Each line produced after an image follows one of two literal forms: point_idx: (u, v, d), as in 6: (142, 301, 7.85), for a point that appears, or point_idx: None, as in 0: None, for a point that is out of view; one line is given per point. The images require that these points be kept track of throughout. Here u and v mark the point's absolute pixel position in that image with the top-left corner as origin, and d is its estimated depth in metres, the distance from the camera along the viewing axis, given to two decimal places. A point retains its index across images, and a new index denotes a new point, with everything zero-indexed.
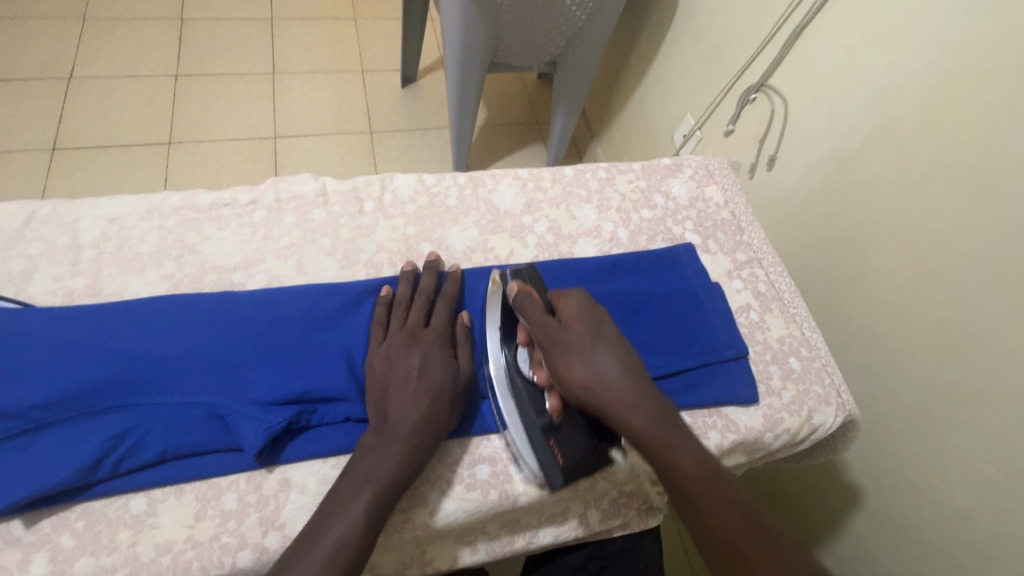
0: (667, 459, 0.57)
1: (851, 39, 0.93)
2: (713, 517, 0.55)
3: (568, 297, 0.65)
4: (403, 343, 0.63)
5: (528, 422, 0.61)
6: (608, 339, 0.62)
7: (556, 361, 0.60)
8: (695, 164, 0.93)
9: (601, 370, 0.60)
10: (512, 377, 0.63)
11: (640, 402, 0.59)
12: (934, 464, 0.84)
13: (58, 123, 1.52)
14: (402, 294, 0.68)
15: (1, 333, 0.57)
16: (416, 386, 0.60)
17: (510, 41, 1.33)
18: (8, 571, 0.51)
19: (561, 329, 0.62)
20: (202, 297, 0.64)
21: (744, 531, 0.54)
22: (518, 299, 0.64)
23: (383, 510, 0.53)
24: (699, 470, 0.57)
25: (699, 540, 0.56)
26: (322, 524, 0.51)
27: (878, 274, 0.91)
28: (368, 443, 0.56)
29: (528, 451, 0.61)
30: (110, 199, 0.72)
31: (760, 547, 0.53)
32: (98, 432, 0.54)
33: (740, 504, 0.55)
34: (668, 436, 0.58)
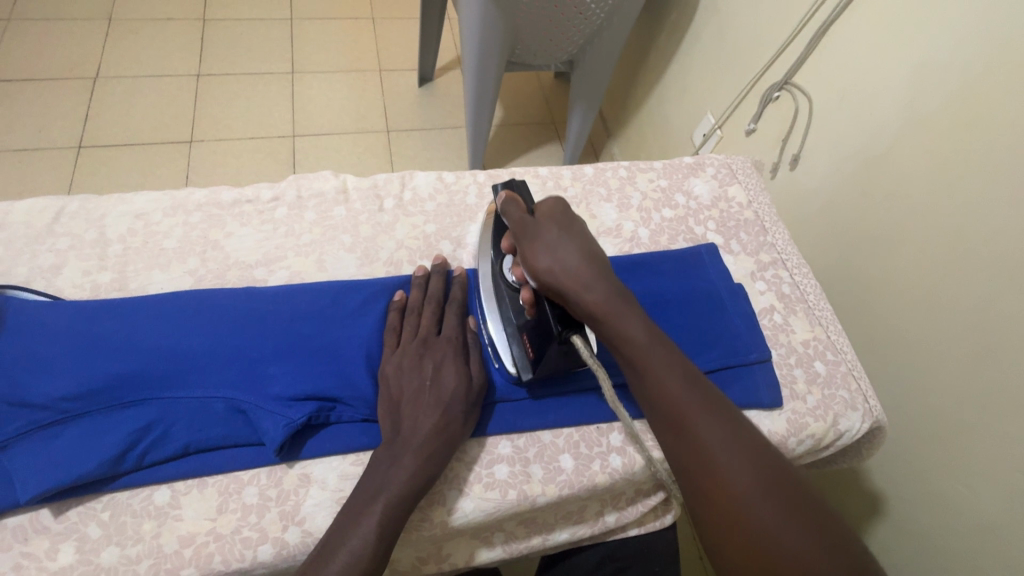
0: (621, 334, 0.57)
1: (881, 36, 0.91)
2: (660, 385, 0.54)
3: (544, 200, 0.66)
4: (417, 351, 0.63)
5: (507, 319, 0.66)
6: (577, 232, 0.62)
7: (523, 248, 0.61)
8: (718, 163, 0.92)
9: (564, 255, 0.59)
10: (496, 284, 0.68)
11: (598, 280, 0.58)
12: (961, 472, 0.81)
13: (83, 121, 1.56)
14: (415, 301, 0.68)
15: (33, 325, 0.59)
16: (429, 396, 0.59)
17: (526, 39, 1.32)
18: (35, 559, 0.51)
19: (532, 222, 0.63)
20: (225, 294, 0.65)
21: (689, 395, 0.53)
22: (501, 202, 0.66)
23: (398, 521, 0.52)
24: (651, 343, 0.56)
25: (649, 413, 0.55)
26: (337, 538, 0.50)
27: (906, 276, 0.88)
28: (382, 456, 0.56)
29: (504, 347, 0.66)
30: (136, 195, 0.73)
31: (706, 408, 0.52)
32: (124, 425, 0.55)
33: (689, 377, 0.54)
34: (622, 311, 0.57)
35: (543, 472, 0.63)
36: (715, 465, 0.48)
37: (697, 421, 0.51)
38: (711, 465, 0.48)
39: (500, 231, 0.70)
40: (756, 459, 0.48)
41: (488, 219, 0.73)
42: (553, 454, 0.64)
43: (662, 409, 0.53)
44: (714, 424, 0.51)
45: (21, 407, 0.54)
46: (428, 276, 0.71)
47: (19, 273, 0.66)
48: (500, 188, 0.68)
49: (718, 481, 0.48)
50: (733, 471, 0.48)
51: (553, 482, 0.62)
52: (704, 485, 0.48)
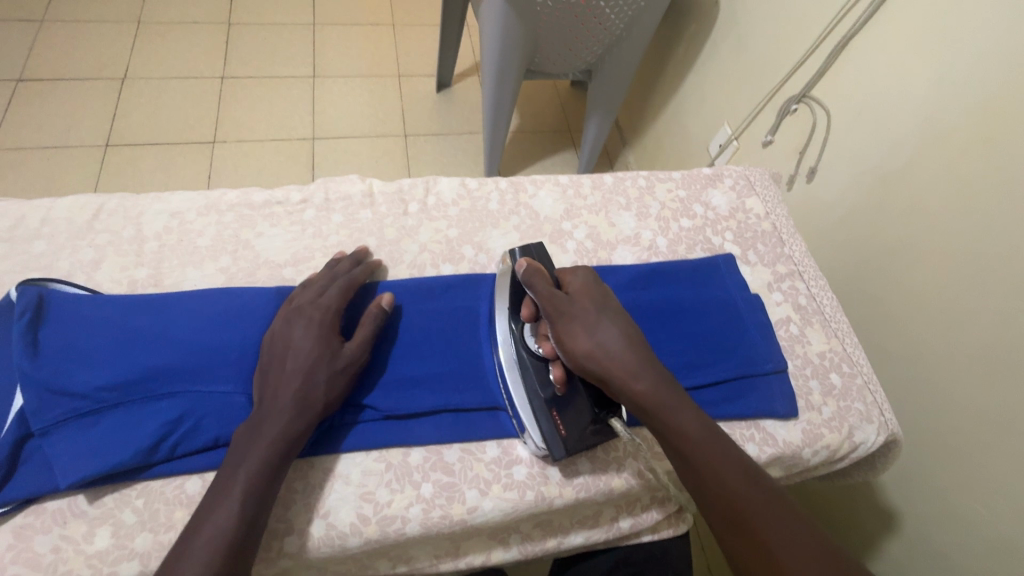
0: (669, 426, 0.57)
1: (901, 53, 0.92)
2: (715, 477, 0.54)
3: (574, 272, 0.66)
4: (290, 319, 0.62)
5: (532, 393, 0.62)
6: (613, 311, 0.63)
7: (561, 330, 0.61)
8: (736, 175, 0.93)
9: (603, 339, 0.60)
10: (518, 351, 0.64)
11: (641, 368, 0.59)
12: (979, 491, 0.81)
13: (111, 121, 1.60)
14: (313, 278, 0.67)
15: (74, 317, 0.61)
16: (290, 365, 0.58)
17: (546, 48, 1.34)
18: (74, 542, 0.54)
19: (566, 299, 0.63)
20: (256, 291, 0.67)
21: (747, 488, 0.53)
22: (523, 271, 0.66)
23: (260, 487, 0.52)
24: (704, 437, 0.56)
25: (701, 502, 0.55)
26: (205, 514, 0.50)
27: (923, 291, 0.88)
28: (241, 432, 0.55)
29: (532, 423, 0.62)
30: (172, 194, 0.76)
31: (764, 504, 0.52)
32: (156, 416, 0.57)
33: (744, 470, 0.55)
34: (668, 400, 0.58)
35: (561, 474, 0.64)
36: (782, 564, 0.49)
37: (758, 517, 0.51)
38: (776, 562, 0.49)
39: (517, 296, 0.68)
40: (821, 554, 0.49)
41: (501, 275, 0.70)
42: (570, 457, 0.65)
43: (719, 505, 0.53)
44: (774, 519, 0.51)
45: (59, 394, 0.56)
46: (342, 258, 0.71)
47: (61, 266, 0.69)
48: (520, 254, 0.68)
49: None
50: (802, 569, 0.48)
51: (571, 485, 0.63)
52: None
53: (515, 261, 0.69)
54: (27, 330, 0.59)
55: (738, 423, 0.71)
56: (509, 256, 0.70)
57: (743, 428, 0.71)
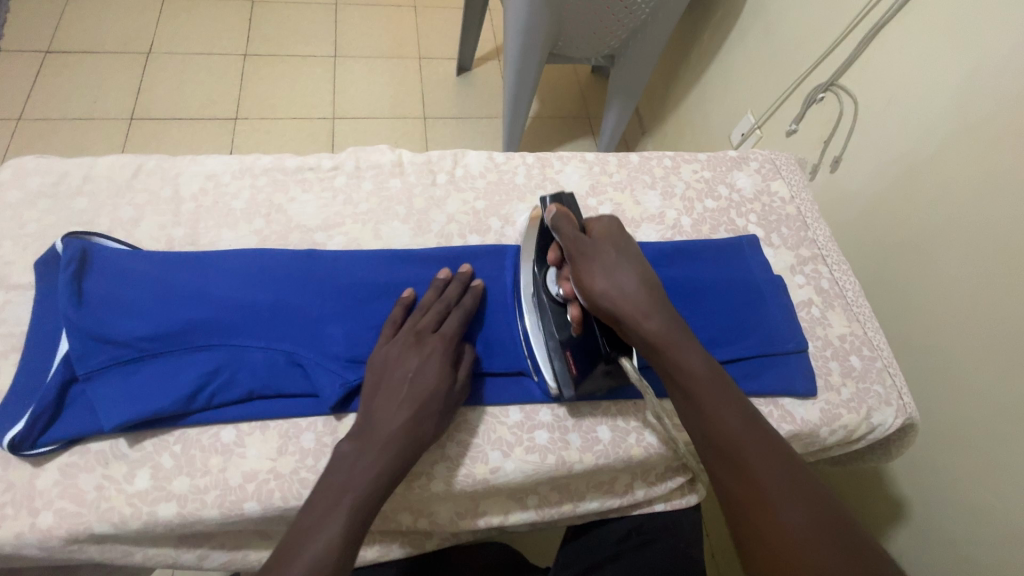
0: (678, 368, 0.58)
1: (935, 39, 0.90)
2: (717, 420, 0.55)
3: (599, 220, 0.66)
4: (407, 344, 0.61)
5: (547, 334, 0.63)
6: (634, 256, 0.64)
7: (579, 269, 0.61)
8: (762, 158, 0.93)
9: (622, 281, 0.60)
10: (536, 295, 0.66)
11: (657, 311, 0.60)
12: (991, 480, 0.81)
13: (136, 94, 1.62)
14: (426, 300, 0.66)
15: (116, 270, 0.63)
16: (405, 392, 0.58)
17: (570, 30, 1.34)
18: (116, 482, 0.56)
19: (588, 242, 0.63)
20: (289, 253, 0.69)
21: (746, 435, 0.53)
22: (551, 215, 0.66)
23: (366, 514, 0.51)
24: (710, 381, 0.57)
25: (701, 444, 0.56)
26: (314, 528, 0.49)
27: (945, 281, 0.88)
28: (347, 448, 0.54)
29: (544, 359, 0.64)
30: (207, 158, 0.78)
31: (762, 447, 0.53)
32: (195, 367, 0.59)
33: (745, 416, 0.55)
34: (681, 344, 0.59)
35: (581, 440, 0.65)
36: (770, 504, 0.49)
37: (754, 460, 0.52)
38: (766, 507, 0.49)
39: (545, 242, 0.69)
40: (817, 505, 0.49)
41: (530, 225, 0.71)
42: (591, 425, 0.67)
43: (719, 446, 0.54)
44: (771, 465, 0.51)
45: (103, 342, 0.59)
46: (449, 280, 0.68)
47: (101, 223, 0.71)
48: (551, 199, 0.68)
49: (769, 519, 0.49)
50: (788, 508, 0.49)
51: (592, 449, 0.65)
52: (755, 521, 0.49)
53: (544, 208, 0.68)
54: (73, 280, 0.61)
55: (757, 400, 0.72)
56: (540, 208, 0.70)
57: (761, 405, 0.71)
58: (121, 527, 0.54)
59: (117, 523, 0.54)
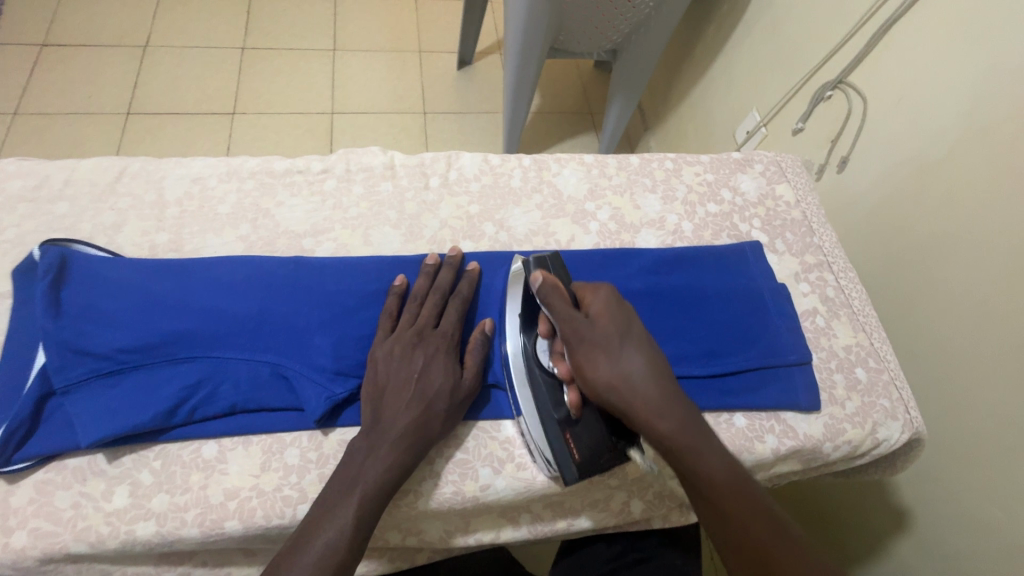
0: (695, 467, 0.53)
1: (947, 38, 0.87)
2: (742, 528, 0.51)
3: (595, 291, 0.60)
4: (410, 341, 0.61)
5: (544, 412, 0.59)
6: (638, 335, 0.58)
7: (580, 357, 0.57)
8: (766, 160, 0.90)
9: (627, 370, 0.56)
10: (529, 370, 0.61)
11: (665, 402, 0.55)
12: (998, 495, 0.78)
13: (133, 89, 1.60)
14: (421, 290, 0.65)
15: (95, 278, 0.61)
16: (413, 389, 0.58)
17: (571, 26, 1.30)
18: (93, 499, 0.54)
19: (586, 322, 0.58)
20: (275, 259, 0.67)
21: (772, 540, 0.50)
22: (540, 290, 0.60)
23: (375, 510, 0.52)
24: (730, 481, 0.53)
25: (726, 553, 0.52)
26: (312, 529, 0.50)
27: (954, 289, 0.85)
28: (357, 445, 0.55)
29: (543, 444, 0.59)
30: (193, 160, 0.76)
31: (789, 552, 0.50)
32: (175, 380, 0.57)
33: (767, 513, 0.52)
34: (694, 439, 0.54)
35: None
36: None
37: (788, 571, 0.49)
38: None
39: (531, 310, 0.63)
40: None
41: (513, 286, 0.66)
42: None
43: (747, 555, 0.50)
44: (803, 572, 0.49)
45: (82, 354, 0.57)
46: (439, 266, 0.68)
47: (82, 228, 0.69)
48: (535, 264, 0.63)
49: None
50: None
51: None
52: None
53: (528, 272, 0.64)
54: (50, 289, 0.59)
55: (759, 414, 0.69)
56: (523, 266, 0.65)
57: (762, 419, 0.69)
58: (98, 547, 0.53)
59: (93, 543, 0.53)
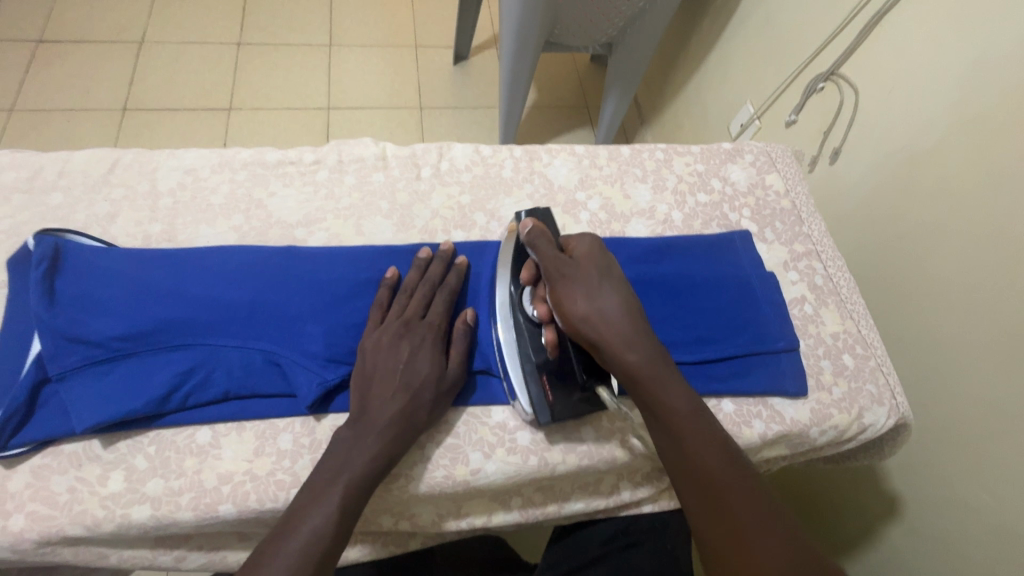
0: (658, 398, 0.57)
1: (936, 28, 0.88)
2: (695, 453, 0.54)
3: (580, 238, 0.64)
4: (397, 331, 0.61)
5: (524, 357, 0.62)
6: (615, 278, 0.61)
7: (560, 293, 0.59)
8: (757, 150, 0.90)
9: (604, 306, 0.58)
10: (513, 314, 0.63)
11: (638, 341, 0.58)
12: (987, 479, 0.79)
13: (128, 85, 1.60)
14: (410, 282, 0.66)
15: (89, 267, 0.62)
16: (399, 380, 0.59)
17: (565, 18, 1.31)
18: (89, 484, 0.55)
19: (569, 263, 0.61)
20: (268, 249, 0.67)
21: (723, 466, 0.53)
22: (527, 231, 0.63)
23: (361, 497, 0.53)
24: (688, 414, 0.56)
25: (675, 474, 0.55)
26: (299, 515, 0.50)
27: (944, 277, 0.86)
28: (344, 435, 0.56)
29: (520, 388, 0.62)
30: (186, 152, 0.76)
31: (736, 478, 0.53)
32: (169, 367, 0.58)
33: (721, 444, 0.55)
34: (661, 375, 0.57)
35: (564, 442, 0.64)
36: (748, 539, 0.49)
37: (731, 492, 0.52)
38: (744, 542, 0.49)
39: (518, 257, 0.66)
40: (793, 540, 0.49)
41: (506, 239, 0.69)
42: (575, 425, 0.65)
43: (696, 475, 0.53)
44: (747, 499, 0.52)
45: (77, 341, 0.58)
46: (430, 259, 0.69)
47: (76, 219, 0.69)
48: (526, 216, 0.66)
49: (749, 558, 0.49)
50: (765, 541, 0.49)
51: (574, 453, 0.64)
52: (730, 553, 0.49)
53: (518, 224, 0.67)
54: (45, 278, 0.60)
55: (746, 400, 0.70)
56: (514, 223, 0.68)
57: (750, 404, 0.70)
58: (94, 530, 0.54)
59: (90, 526, 0.53)
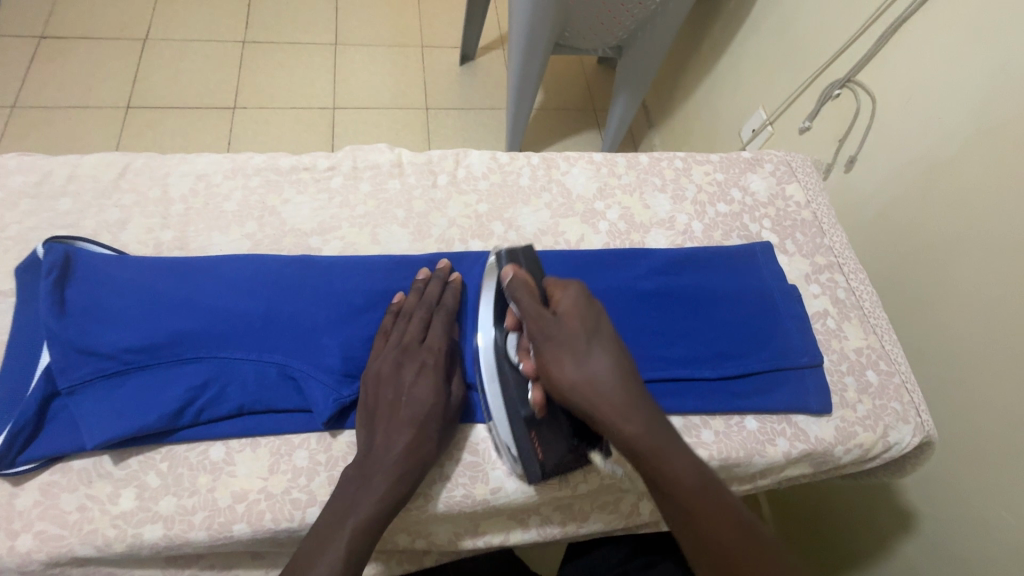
0: (670, 476, 0.52)
1: (957, 37, 0.86)
2: (715, 533, 0.50)
3: (564, 288, 0.59)
4: (395, 359, 0.59)
5: (511, 411, 0.58)
6: (605, 334, 0.57)
7: (547, 357, 0.55)
8: (777, 160, 0.89)
9: (595, 370, 0.54)
10: (500, 364, 0.59)
11: (632, 404, 0.53)
12: (1007, 498, 0.77)
13: (132, 83, 1.58)
14: (409, 304, 0.63)
15: (101, 276, 0.60)
16: (402, 412, 0.57)
17: (577, 21, 1.29)
18: (99, 502, 0.54)
19: (554, 320, 0.57)
20: (282, 258, 0.66)
21: (743, 540, 0.50)
22: (511, 283, 0.60)
23: (370, 541, 0.51)
24: (700, 489, 0.51)
25: (695, 557, 0.51)
26: (309, 559, 0.49)
27: (964, 291, 0.84)
28: (350, 474, 0.54)
29: (509, 441, 0.58)
30: (198, 156, 0.75)
31: (755, 547, 0.50)
32: (182, 381, 0.56)
33: (737, 518, 0.51)
34: (664, 442, 0.52)
35: (585, 460, 0.63)
36: None
37: (755, 571, 0.49)
38: None
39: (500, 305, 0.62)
40: None
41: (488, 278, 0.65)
42: None
43: (719, 555, 0.50)
44: (771, 568, 0.50)
45: (87, 354, 0.56)
46: (428, 280, 0.66)
47: (86, 226, 0.68)
48: (507, 260, 0.64)
49: None
50: None
51: (596, 471, 0.62)
52: None
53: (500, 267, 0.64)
54: (54, 288, 0.58)
55: (770, 417, 0.69)
56: (495, 261, 0.65)
57: (773, 422, 0.68)
58: (105, 550, 0.52)
59: (100, 546, 0.52)
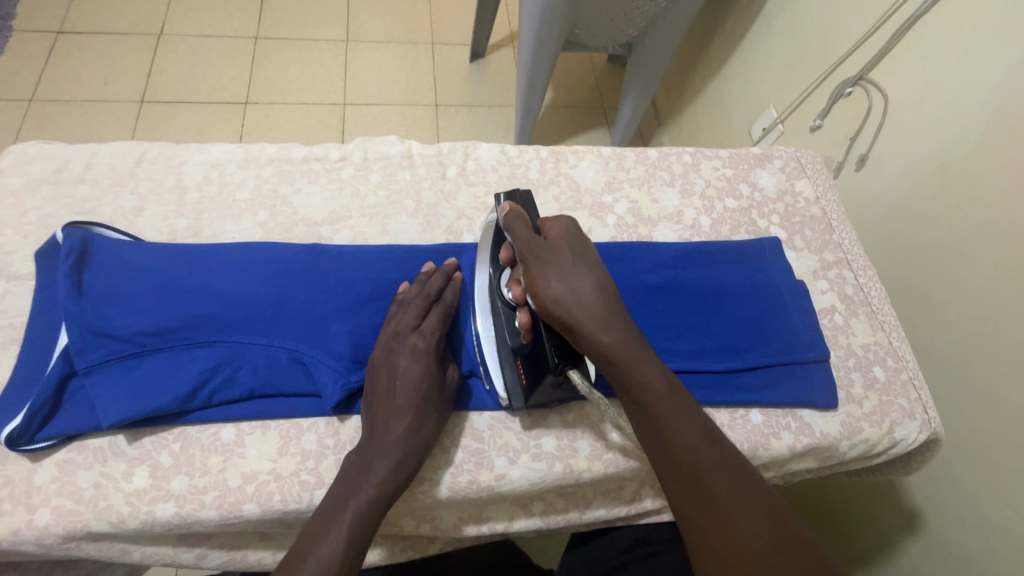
0: (634, 379, 0.54)
1: (971, 35, 0.85)
2: (673, 433, 0.52)
3: (557, 220, 0.62)
4: (393, 349, 0.59)
5: (499, 339, 0.60)
6: (592, 261, 0.59)
7: (532, 274, 0.57)
8: (786, 155, 0.89)
9: (577, 287, 0.56)
10: (491, 299, 0.62)
11: (611, 319, 0.55)
12: (1013, 497, 0.77)
13: (148, 77, 1.60)
14: (410, 295, 0.63)
15: (117, 261, 0.62)
16: (399, 401, 0.57)
17: (586, 18, 1.29)
18: (114, 480, 0.55)
19: (544, 244, 0.59)
20: (293, 247, 0.67)
21: (703, 446, 0.51)
22: (504, 214, 0.62)
23: (369, 526, 0.52)
24: (669, 392, 0.54)
25: (656, 455, 0.53)
26: (310, 543, 0.50)
27: (974, 290, 0.84)
28: (352, 461, 0.55)
29: (496, 370, 0.61)
30: (212, 146, 0.76)
31: (716, 459, 0.51)
32: (195, 364, 0.57)
33: (703, 427, 0.52)
34: (635, 353, 0.54)
35: (589, 449, 0.63)
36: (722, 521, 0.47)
37: (710, 469, 0.50)
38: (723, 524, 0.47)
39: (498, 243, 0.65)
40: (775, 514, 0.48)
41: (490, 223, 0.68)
42: (601, 432, 0.64)
43: (676, 454, 0.51)
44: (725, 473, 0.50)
45: (102, 336, 0.57)
46: (432, 273, 0.66)
47: (104, 212, 0.69)
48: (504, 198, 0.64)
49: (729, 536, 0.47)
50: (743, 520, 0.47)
51: (601, 460, 0.63)
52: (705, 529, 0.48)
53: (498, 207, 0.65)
54: (72, 271, 0.59)
55: (775, 411, 0.69)
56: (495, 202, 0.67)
57: (778, 416, 0.69)
58: (120, 526, 0.53)
59: (114, 522, 0.53)
